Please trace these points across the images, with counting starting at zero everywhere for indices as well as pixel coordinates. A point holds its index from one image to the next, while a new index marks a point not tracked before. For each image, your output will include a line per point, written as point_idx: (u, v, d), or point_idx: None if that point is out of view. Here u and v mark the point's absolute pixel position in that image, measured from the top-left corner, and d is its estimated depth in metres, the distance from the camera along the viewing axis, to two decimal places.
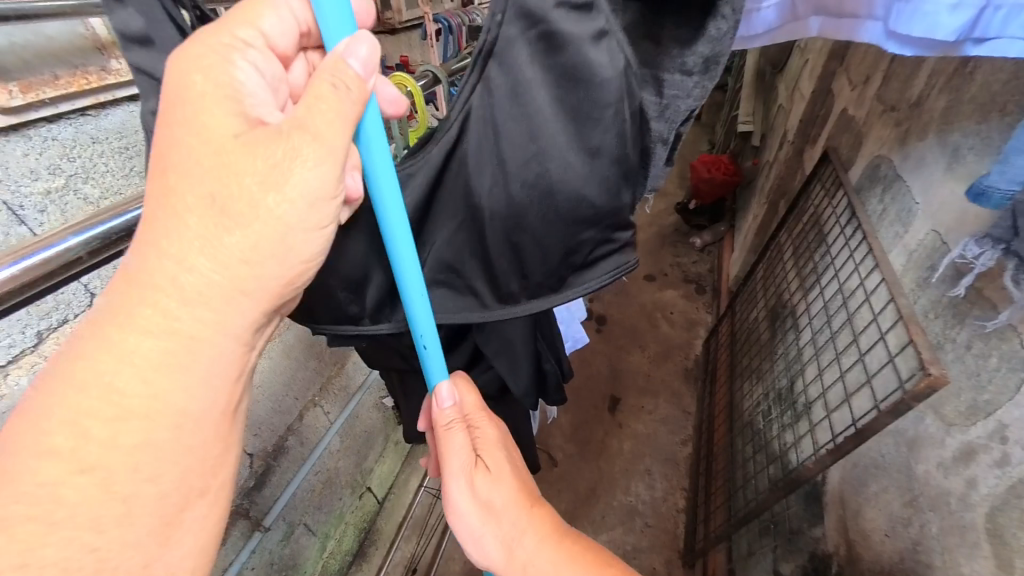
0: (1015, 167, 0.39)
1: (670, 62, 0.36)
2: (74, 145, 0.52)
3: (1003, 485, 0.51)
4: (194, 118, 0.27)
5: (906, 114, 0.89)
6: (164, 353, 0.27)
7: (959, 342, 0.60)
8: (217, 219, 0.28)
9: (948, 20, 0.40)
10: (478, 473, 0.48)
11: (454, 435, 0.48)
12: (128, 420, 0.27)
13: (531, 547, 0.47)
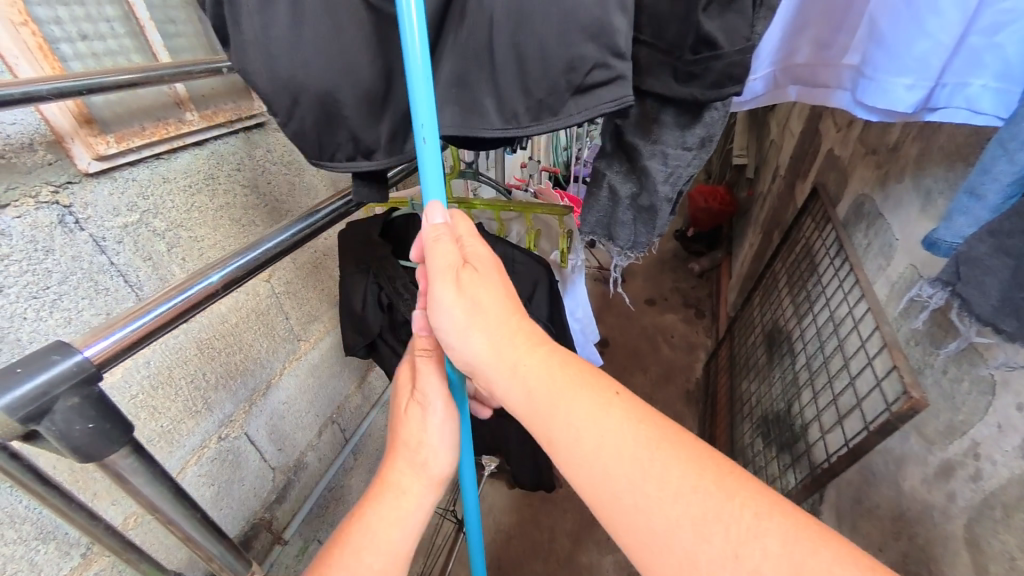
0: (960, 225, 0.40)
1: (673, 139, 0.44)
2: (149, 184, 0.59)
3: (977, 498, 0.56)
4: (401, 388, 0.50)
5: (886, 157, 0.97)
6: (391, 508, 0.46)
7: (936, 368, 0.66)
8: (411, 439, 0.47)
9: (904, 97, 0.44)
10: (462, 271, 0.39)
11: (438, 239, 0.41)
12: (376, 543, 0.45)
13: (522, 351, 0.38)
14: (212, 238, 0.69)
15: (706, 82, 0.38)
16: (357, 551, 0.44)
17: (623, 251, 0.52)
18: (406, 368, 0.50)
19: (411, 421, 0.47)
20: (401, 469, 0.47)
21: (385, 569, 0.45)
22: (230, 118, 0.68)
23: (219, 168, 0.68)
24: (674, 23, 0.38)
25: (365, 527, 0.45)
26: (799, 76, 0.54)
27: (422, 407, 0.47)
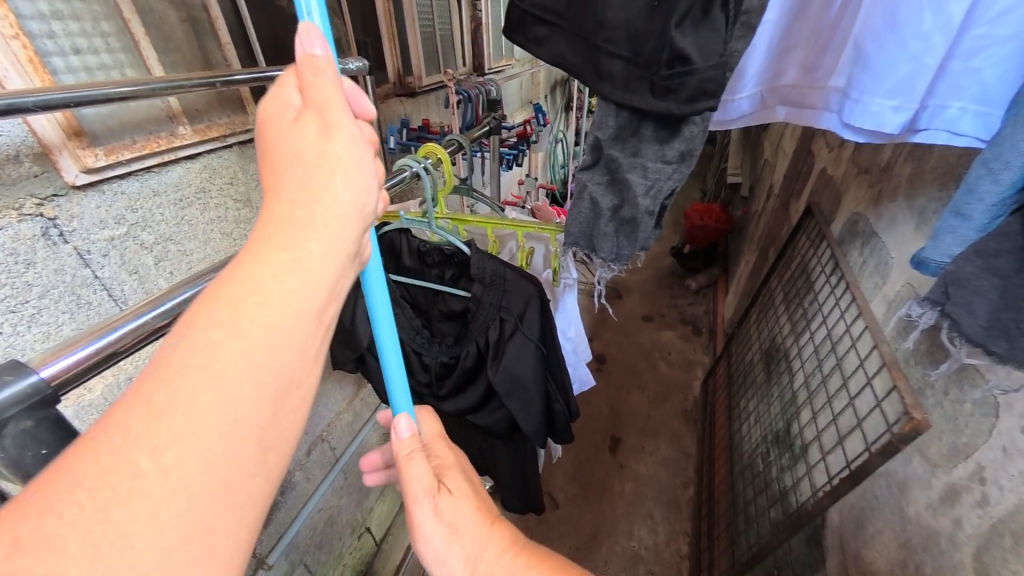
0: (947, 244, 0.38)
1: (652, 153, 0.44)
2: (138, 198, 0.58)
3: (985, 525, 0.54)
4: (271, 130, 0.29)
5: (879, 177, 0.98)
6: (243, 325, 0.24)
7: (937, 389, 0.65)
8: (290, 205, 0.27)
9: (891, 119, 0.43)
10: (440, 497, 0.42)
11: (414, 462, 0.43)
12: (209, 390, 0.22)
13: (494, 557, 0.39)
14: (201, 252, 0.68)
15: (681, 96, 0.38)
16: (234, 303, 0.24)
17: (606, 263, 0.51)
18: (277, 101, 0.30)
19: (305, 141, 0.28)
20: (282, 231, 0.26)
21: (290, 337, 0.25)
22: (224, 132, 0.69)
23: (211, 181, 0.68)
24: (652, 39, 0.38)
25: (241, 273, 0.25)
26: (784, 97, 0.54)
27: (314, 103, 0.29)
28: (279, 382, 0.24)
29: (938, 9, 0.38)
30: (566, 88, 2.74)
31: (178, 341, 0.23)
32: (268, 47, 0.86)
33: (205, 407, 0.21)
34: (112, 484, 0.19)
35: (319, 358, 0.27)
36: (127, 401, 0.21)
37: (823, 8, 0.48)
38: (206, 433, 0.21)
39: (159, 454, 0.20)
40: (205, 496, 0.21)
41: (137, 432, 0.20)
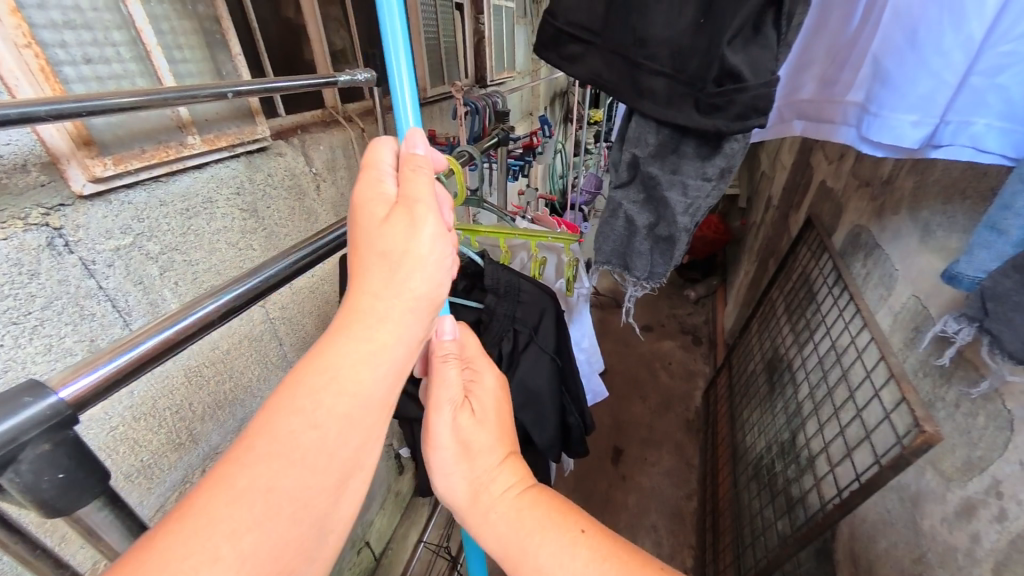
0: (982, 259, 0.38)
1: (693, 170, 0.44)
2: (145, 207, 0.57)
3: (1003, 540, 0.53)
4: (367, 222, 0.34)
5: (881, 189, 0.99)
6: (319, 419, 0.28)
7: (949, 401, 0.65)
8: (370, 309, 0.31)
9: (910, 133, 0.43)
10: (462, 413, 0.45)
11: (449, 366, 0.45)
12: (291, 475, 0.26)
13: (501, 482, 0.45)
14: (207, 262, 0.67)
15: (730, 114, 0.38)
16: (314, 391, 0.28)
17: (639, 281, 0.52)
18: (374, 196, 0.34)
19: (393, 230, 0.32)
20: (361, 329, 0.31)
21: (360, 424, 0.29)
22: (233, 142, 0.68)
23: (218, 192, 0.67)
24: (697, 56, 0.39)
25: (321, 363, 0.29)
26: (802, 111, 0.56)
27: (413, 210, 0.33)
28: (341, 464, 0.28)
29: (957, 26, 0.39)
30: (566, 99, 2.79)
31: (270, 422, 0.27)
32: (277, 58, 0.87)
33: (284, 493, 0.26)
34: (201, 557, 0.23)
35: (378, 434, 0.31)
36: (222, 474, 0.25)
37: (842, 27, 0.51)
38: (282, 509, 0.26)
39: (240, 533, 0.24)
40: (269, 568, 0.25)
41: (228, 510, 0.24)
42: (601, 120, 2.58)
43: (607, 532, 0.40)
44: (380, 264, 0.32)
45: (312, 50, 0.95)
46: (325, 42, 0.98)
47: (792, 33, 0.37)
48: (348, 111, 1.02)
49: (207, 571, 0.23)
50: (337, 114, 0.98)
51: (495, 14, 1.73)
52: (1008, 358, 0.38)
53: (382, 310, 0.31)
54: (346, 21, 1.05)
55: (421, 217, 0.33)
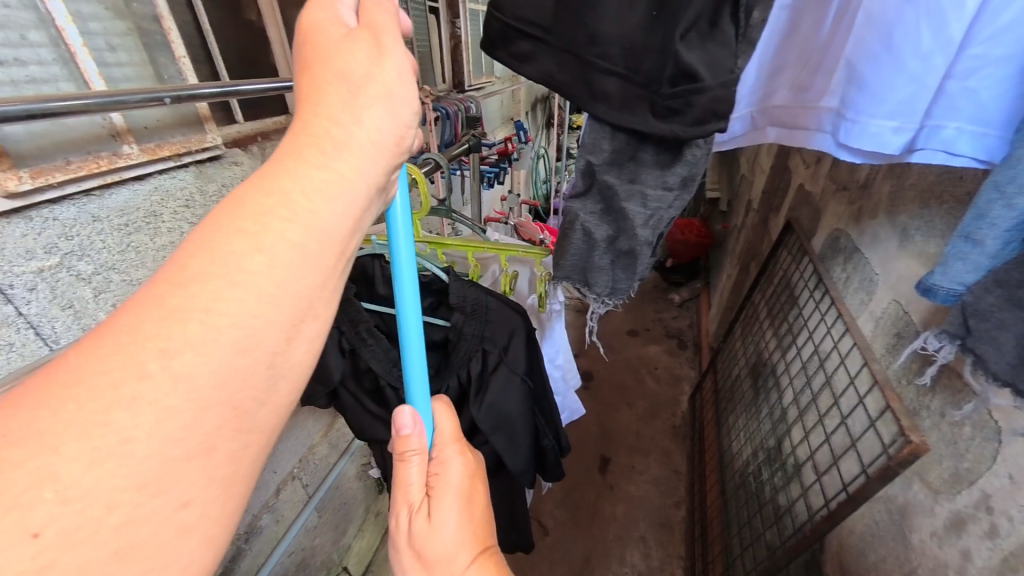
0: (957, 271, 0.35)
1: (652, 179, 0.42)
2: (74, 224, 0.51)
3: (996, 558, 0.51)
4: (319, 34, 0.28)
5: (858, 193, 0.99)
6: (254, 246, 0.23)
7: (933, 410, 0.63)
8: (316, 130, 0.26)
9: (892, 140, 0.41)
10: (418, 519, 0.40)
11: (412, 465, 0.41)
12: (215, 309, 0.21)
13: None
14: (151, 280, 0.61)
15: (688, 118, 0.36)
16: (264, 208, 0.24)
17: (600, 297, 0.49)
18: (326, 12, 0.29)
19: (358, 43, 0.28)
20: (311, 157, 0.25)
21: (312, 255, 0.24)
22: (178, 151, 0.63)
23: (163, 205, 0.61)
24: (651, 54, 0.36)
25: (273, 181, 0.24)
26: (776, 118, 0.53)
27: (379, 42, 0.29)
28: (295, 297, 0.23)
29: (937, 26, 0.36)
30: (547, 104, 2.78)
31: (210, 240, 0.23)
32: (233, 62, 0.82)
33: (219, 326, 0.21)
34: (122, 375, 0.19)
35: (336, 272, 0.26)
36: (153, 292, 0.21)
37: (814, 30, 0.48)
38: (220, 335, 0.21)
39: (171, 355, 0.20)
40: (212, 397, 0.21)
41: (155, 324, 0.20)
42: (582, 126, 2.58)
43: None
44: (335, 77, 0.27)
45: (273, 54, 0.90)
46: (288, 46, 0.93)
47: (753, 33, 0.35)
48: None
49: (130, 386, 0.19)
50: None
51: (472, 18, 1.70)
52: (993, 380, 0.36)
53: (332, 139, 0.26)
54: None
55: (385, 41, 0.29)
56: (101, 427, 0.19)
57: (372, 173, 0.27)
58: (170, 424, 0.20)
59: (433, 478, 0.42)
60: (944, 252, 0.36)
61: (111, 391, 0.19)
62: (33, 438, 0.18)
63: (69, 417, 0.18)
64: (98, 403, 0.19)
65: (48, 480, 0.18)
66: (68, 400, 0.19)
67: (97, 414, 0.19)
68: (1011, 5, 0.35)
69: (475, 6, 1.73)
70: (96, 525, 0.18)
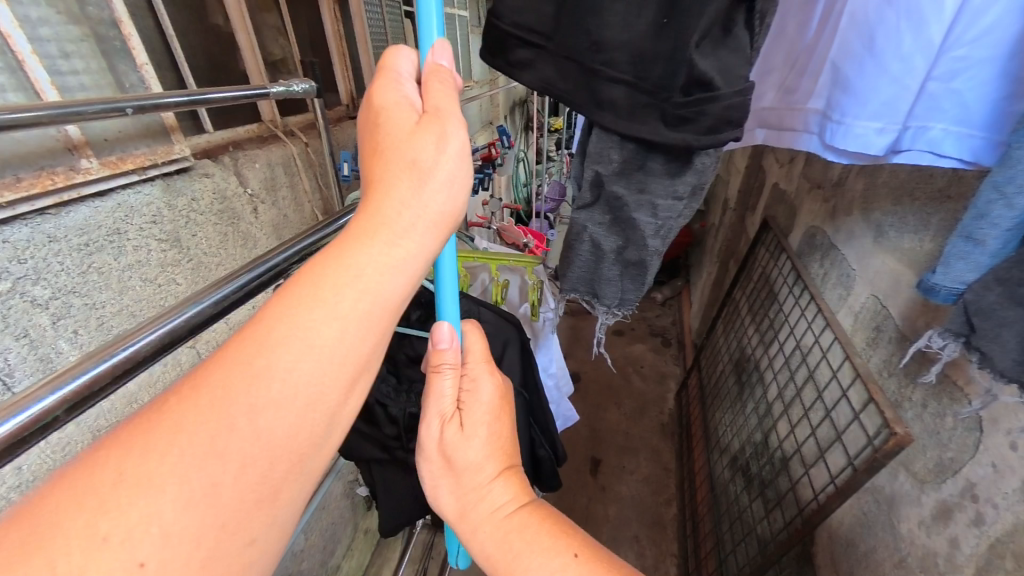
0: (959, 271, 0.37)
1: (662, 189, 0.41)
2: (28, 246, 0.47)
3: (983, 545, 0.53)
4: (388, 116, 0.31)
5: (832, 191, 1.02)
6: (328, 322, 0.25)
7: (915, 401, 0.65)
8: (383, 206, 0.28)
9: (875, 141, 0.41)
10: (450, 426, 0.40)
11: (444, 377, 0.41)
12: (292, 383, 0.24)
13: (499, 492, 0.40)
14: (116, 304, 0.57)
15: (701, 126, 0.35)
16: (340, 281, 0.26)
17: (609, 308, 0.48)
18: (393, 94, 0.32)
19: (425, 133, 0.30)
20: (376, 235, 0.27)
21: (373, 327, 0.27)
22: (143, 163, 0.60)
23: (128, 221, 0.57)
24: (660, 62, 0.35)
25: (347, 256, 0.27)
26: (764, 119, 0.54)
27: (449, 119, 0.31)
28: (360, 359, 0.26)
29: (916, 29, 0.36)
30: (525, 108, 2.79)
31: (291, 308, 0.25)
32: (200, 68, 0.78)
33: (295, 391, 0.24)
34: (218, 426, 0.22)
35: (386, 340, 0.28)
36: (242, 351, 0.24)
37: (800, 32, 0.49)
38: (299, 395, 0.24)
39: (259, 413, 0.23)
40: (286, 449, 0.24)
41: (246, 387, 0.23)
42: (561, 128, 2.59)
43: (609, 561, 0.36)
44: (403, 156, 0.29)
45: (243, 59, 0.86)
46: (259, 51, 0.89)
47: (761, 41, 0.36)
48: (288, 125, 0.93)
49: (224, 439, 0.22)
50: (276, 128, 0.89)
51: (448, 22, 1.68)
52: (999, 377, 0.36)
53: (398, 218, 0.28)
54: (284, 28, 0.97)
55: (447, 133, 0.30)
56: (201, 469, 0.21)
57: (429, 249, 0.29)
58: (254, 471, 0.23)
59: (466, 394, 0.42)
60: (946, 251, 0.37)
61: (208, 445, 0.22)
62: (142, 479, 0.20)
63: (174, 460, 0.21)
64: (199, 451, 0.22)
65: (152, 517, 0.20)
66: (174, 446, 0.21)
67: (195, 461, 0.21)
68: (992, 6, 0.34)
69: (451, 10, 1.71)
70: (186, 558, 0.21)
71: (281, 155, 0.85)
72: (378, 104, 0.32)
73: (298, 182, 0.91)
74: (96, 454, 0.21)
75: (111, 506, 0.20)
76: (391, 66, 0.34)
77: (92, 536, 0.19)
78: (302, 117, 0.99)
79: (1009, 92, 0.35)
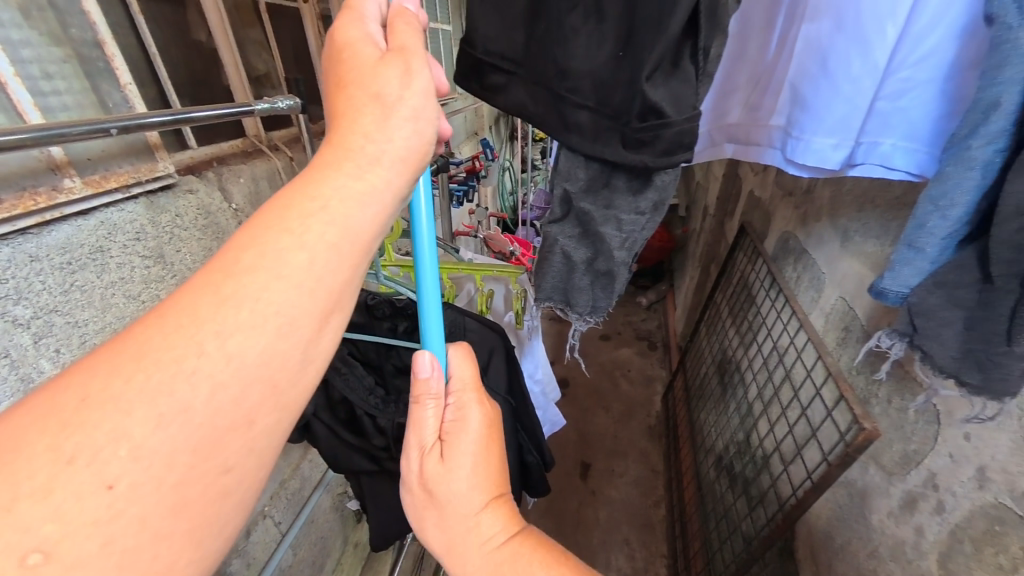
0: (905, 275, 0.39)
1: (626, 204, 0.43)
2: (9, 265, 0.47)
3: (945, 531, 0.56)
4: (350, 61, 0.33)
5: (802, 199, 1.07)
6: (292, 249, 0.26)
7: (881, 397, 0.68)
8: (346, 144, 0.30)
9: (831, 155, 0.44)
10: (429, 461, 0.40)
11: (426, 408, 0.42)
12: (255, 308, 0.25)
13: (488, 522, 0.40)
14: (99, 321, 0.57)
15: (656, 149, 0.37)
16: (305, 214, 0.28)
17: (582, 316, 0.50)
18: (354, 37, 0.34)
19: (388, 67, 0.32)
20: (341, 171, 0.29)
21: (340, 258, 0.28)
22: (128, 181, 0.60)
23: (111, 239, 0.58)
24: (620, 89, 0.38)
25: (312, 189, 0.28)
26: (731, 134, 0.57)
27: (415, 65, 0.33)
28: (329, 291, 0.27)
29: (863, 53, 0.40)
30: (510, 118, 2.83)
31: (258, 238, 0.27)
32: (184, 85, 0.79)
33: (259, 318, 0.25)
34: (185, 351, 0.23)
35: (355, 274, 0.29)
36: (209, 280, 0.25)
37: (761, 55, 0.52)
38: (266, 322, 0.25)
39: (226, 336, 0.24)
40: (256, 375, 0.25)
41: (214, 309, 0.24)
42: (545, 138, 2.64)
43: None
44: (364, 94, 0.31)
45: (227, 76, 0.87)
46: (243, 68, 0.90)
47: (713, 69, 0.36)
48: (272, 139, 0.94)
49: (192, 362, 0.23)
50: (260, 143, 0.90)
51: (432, 36, 1.71)
52: (940, 372, 0.39)
53: (360, 154, 0.30)
54: (268, 44, 0.98)
55: (408, 66, 0.32)
56: (167, 391, 0.22)
57: (394, 183, 0.31)
58: (223, 395, 0.24)
59: (449, 424, 0.42)
60: (893, 256, 0.39)
61: (174, 365, 0.23)
62: (108, 400, 0.22)
63: (140, 385, 0.22)
64: (165, 374, 0.23)
65: (120, 438, 0.21)
66: (139, 371, 0.22)
67: (162, 383, 0.22)
68: (931, 33, 0.37)
69: (435, 25, 1.74)
70: (156, 483, 0.22)
71: (265, 170, 0.86)
72: (340, 47, 0.34)
73: None
74: (66, 378, 0.22)
75: (76, 428, 0.21)
76: (355, 7, 0.35)
77: (57, 458, 0.20)
78: (287, 131, 1.00)
79: (949, 110, 0.39)
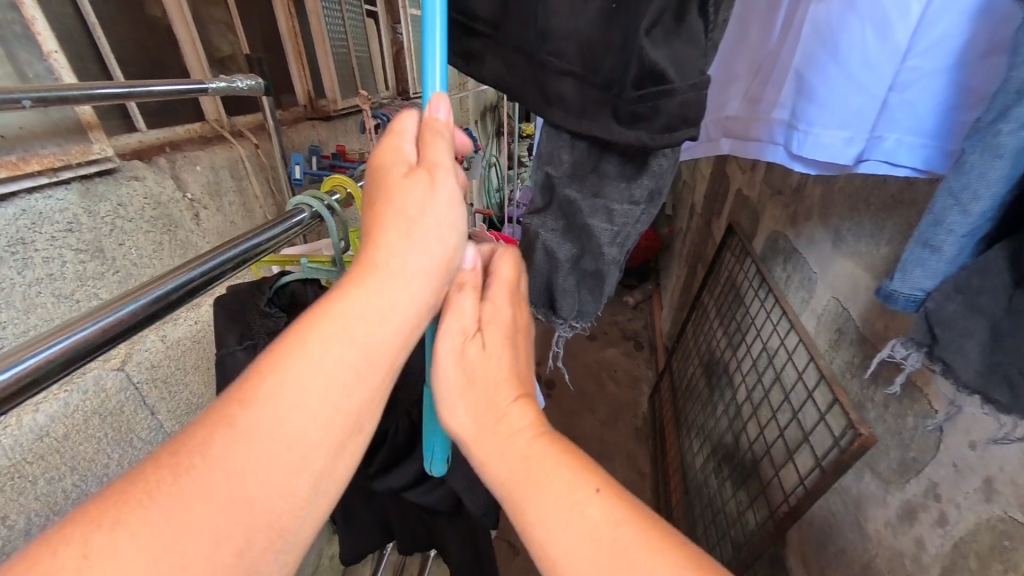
0: (917, 278, 0.32)
1: (618, 193, 0.39)
2: None
3: (947, 545, 0.53)
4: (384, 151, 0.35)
5: (792, 198, 1.05)
6: (317, 370, 0.26)
7: (878, 402, 0.66)
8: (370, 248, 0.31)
9: (844, 151, 0.39)
10: (471, 344, 0.38)
11: (465, 294, 0.38)
12: (272, 438, 0.24)
13: (510, 419, 0.35)
14: (21, 324, 0.50)
15: (655, 125, 0.33)
16: (329, 327, 0.27)
17: (567, 322, 0.46)
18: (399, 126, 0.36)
19: (425, 167, 0.33)
20: (372, 279, 0.30)
21: (365, 380, 0.28)
22: (54, 164, 0.53)
23: (36, 229, 0.50)
24: (610, 54, 0.33)
25: (338, 295, 0.29)
26: (728, 128, 0.51)
27: (432, 160, 0.34)
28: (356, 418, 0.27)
29: (881, 32, 0.35)
30: (497, 114, 2.78)
31: (275, 361, 0.26)
32: (131, 60, 0.71)
33: (273, 455, 0.24)
34: (190, 499, 0.21)
35: (379, 390, 0.29)
36: (221, 414, 0.24)
37: (763, 39, 0.47)
38: (282, 462, 0.24)
39: (238, 477, 0.23)
40: (262, 522, 0.23)
41: (223, 450, 0.23)
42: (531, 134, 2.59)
43: (630, 496, 0.30)
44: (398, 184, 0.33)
45: (183, 55, 0.80)
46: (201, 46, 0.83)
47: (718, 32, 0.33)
48: (235, 125, 0.87)
49: (198, 512, 0.21)
50: (222, 129, 0.83)
51: (414, 26, 1.67)
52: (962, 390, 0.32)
53: (385, 247, 0.31)
54: (231, 22, 0.91)
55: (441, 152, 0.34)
56: (156, 559, 0.20)
57: (423, 272, 0.32)
58: (225, 549, 0.22)
59: (486, 310, 0.39)
60: (903, 256, 0.33)
61: (173, 524, 0.21)
62: None
63: (128, 550, 0.20)
64: (162, 536, 0.20)
65: None
66: (127, 533, 0.20)
67: (158, 545, 0.20)
68: (947, 15, 0.33)
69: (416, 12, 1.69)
70: None
71: (225, 158, 0.79)
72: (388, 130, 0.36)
73: (248, 187, 0.84)
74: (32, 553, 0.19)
75: None
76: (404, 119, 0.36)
77: None
78: (252, 117, 0.94)
79: (958, 103, 0.35)
